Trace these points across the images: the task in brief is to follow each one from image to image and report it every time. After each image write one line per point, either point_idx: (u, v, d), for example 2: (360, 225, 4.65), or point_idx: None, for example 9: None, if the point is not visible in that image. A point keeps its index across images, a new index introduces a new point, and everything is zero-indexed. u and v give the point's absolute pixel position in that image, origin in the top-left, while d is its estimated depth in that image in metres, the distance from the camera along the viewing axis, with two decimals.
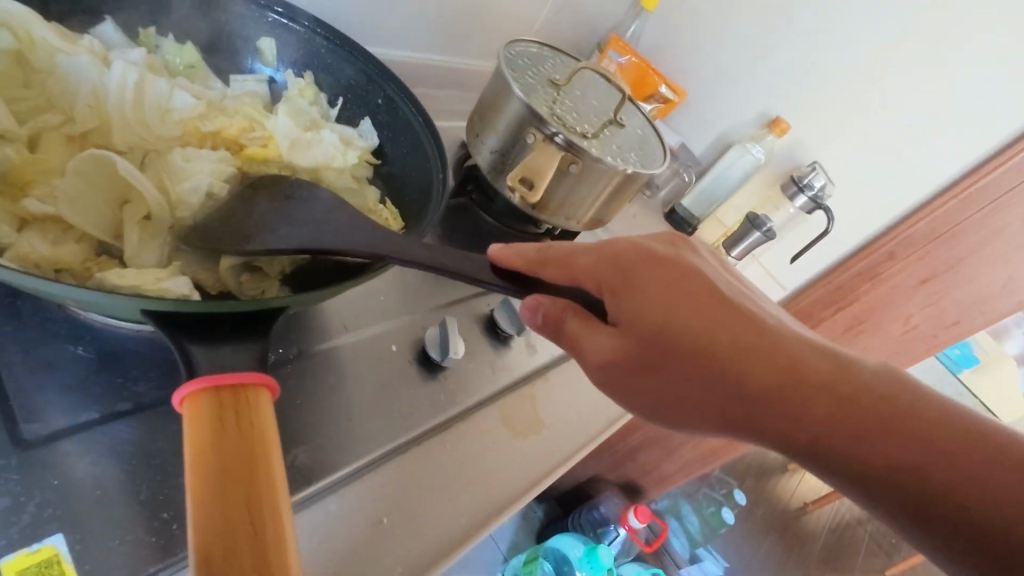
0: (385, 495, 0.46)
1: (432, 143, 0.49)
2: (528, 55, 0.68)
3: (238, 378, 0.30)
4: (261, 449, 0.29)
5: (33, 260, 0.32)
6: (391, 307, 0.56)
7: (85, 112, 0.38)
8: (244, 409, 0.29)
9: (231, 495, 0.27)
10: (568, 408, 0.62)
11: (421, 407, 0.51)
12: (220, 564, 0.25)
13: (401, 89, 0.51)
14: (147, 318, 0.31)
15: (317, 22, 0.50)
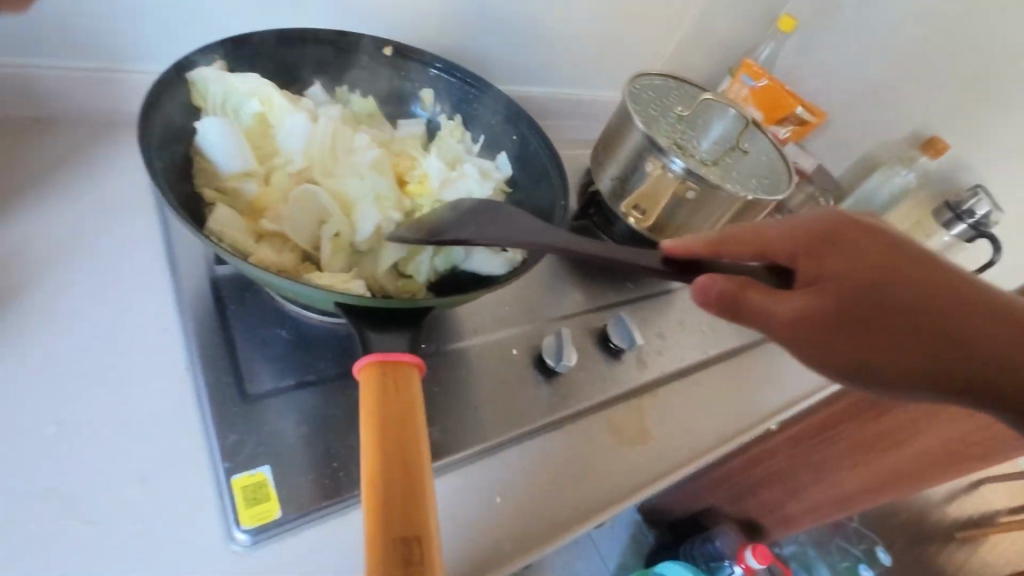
0: (501, 477, 0.53)
1: (557, 175, 0.56)
2: (652, 87, 0.72)
3: (400, 358, 0.39)
4: (414, 413, 0.37)
5: (266, 264, 0.45)
6: (515, 316, 0.64)
7: (299, 156, 0.50)
8: (403, 380, 0.38)
9: (389, 442, 0.35)
10: (674, 424, 0.64)
11: (535, 406, 0.58)
12: (383, 489, 0.34)
13: (535, 128, 0.59)
14: (339, 310, 0.42)
15: (467, 73, 0.60)
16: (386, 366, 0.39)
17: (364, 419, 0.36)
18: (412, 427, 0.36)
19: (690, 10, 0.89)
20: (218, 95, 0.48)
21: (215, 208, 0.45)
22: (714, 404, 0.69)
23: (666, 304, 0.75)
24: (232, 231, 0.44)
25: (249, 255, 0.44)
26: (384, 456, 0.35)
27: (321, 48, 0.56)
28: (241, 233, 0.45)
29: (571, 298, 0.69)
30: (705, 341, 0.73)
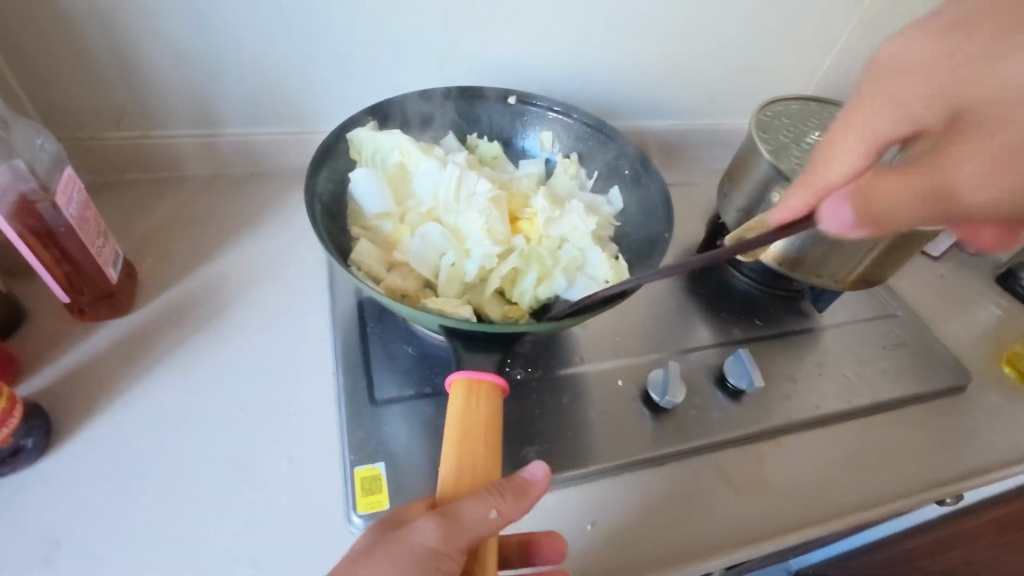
0: (594, 506, 0.53)
1: (664, 210, 0.57)
2: (786, 114, 0.68)
3: (484, 376, 0.45)
4: (491, 426, 0.43)
5: (394, 289, 0.53)
6: (625, 346, 0.64)
7: (430, 198, 0.59)
8: (485, 396, 0.44)
9: (464, 444, 0.41)
10: (799, 480, 0.58)
11: (638, 439, 0.57)
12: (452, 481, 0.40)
13: (647, 164, 0.60)
14: (443, 331, 0.48)
15: (584, 115, 0.64)
16: (472, 382, 0.45)
17: (448, 424, 0.43)
18: (488, 437, 0.42)
19: (847, 26, 0.82)
20: (370, 148, 0.58)
21: (358, 241, 0.55)
22: (855, 462, 0.61)
23: (803, 345, 0.68)
24: (369, 260, 0.54)
25: (380, 280, 0.53)
26: (461, 459, 0.40)
27: (456, 101, 0.64)
28: (375, 262, 0.54)
29: (689, 332, 0.67)
30: (849, 390, 0.65)
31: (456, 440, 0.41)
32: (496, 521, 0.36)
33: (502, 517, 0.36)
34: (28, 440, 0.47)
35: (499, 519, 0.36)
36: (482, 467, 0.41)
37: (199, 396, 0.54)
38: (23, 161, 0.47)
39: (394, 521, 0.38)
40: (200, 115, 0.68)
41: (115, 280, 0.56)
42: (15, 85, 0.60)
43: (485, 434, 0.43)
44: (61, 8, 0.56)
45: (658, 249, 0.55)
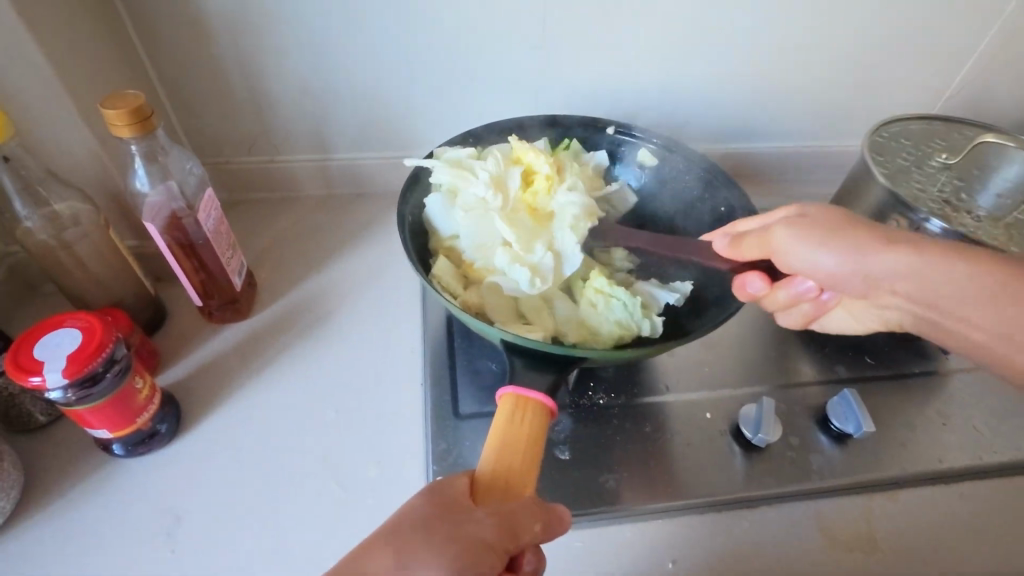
0: (677, 542, 0.50)
1: None
2: (906, 135, 0.62)
3: (531, 394, 0.45)
4: (531, 445, 0.42)
5: (472, 307, 0.57)
6: (716, 378, 0.61)
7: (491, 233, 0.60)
8: (531, 414, 0.44)
9: (502, 453, 0.42)
10: (916, 542, 0.52)
11: (728, 477, 0.53)
12: (486, 480, 0.41)
13: (743, 199, 0.60)
14: (502, 343, 0.50)
15: (682, 149, 0.64)
16: (519, 399, 0.45)
17: (489, 436, 0.43)
18: (525, 452, 0.42)
19: (984, 38, 0.74)
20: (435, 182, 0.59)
21: (438, 258, 0.58)
22: (985, 529, 0.53)
23: (923, 389, 0.61)
24: (447, 281, 0.57)
25: (458, 296, 0.56)
26: (497, 466, 0.41)
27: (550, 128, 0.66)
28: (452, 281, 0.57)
29: (785, 366, 0.63)
30: (978, 444, 0.57)
31: (495, 450, 0.42)
32: (538, 534, 0.38)
33: (543, 531, 0.38)
34: (162, 426, 0.53)
35: (541, 533, 0.38)
36: (513, 480, 0.41)
37: (300, 398, 0.58)
38: (175, 182, 0.55)
39: (451, 504, 0.38)
40: (317, 142, 0.75)
41: (239, 287, 0.62)
42: (173, 118, 0.69)
43: (526, 450, 0.42)
44: (213, 52, 0.65)
45: (745, 288, 0.54)
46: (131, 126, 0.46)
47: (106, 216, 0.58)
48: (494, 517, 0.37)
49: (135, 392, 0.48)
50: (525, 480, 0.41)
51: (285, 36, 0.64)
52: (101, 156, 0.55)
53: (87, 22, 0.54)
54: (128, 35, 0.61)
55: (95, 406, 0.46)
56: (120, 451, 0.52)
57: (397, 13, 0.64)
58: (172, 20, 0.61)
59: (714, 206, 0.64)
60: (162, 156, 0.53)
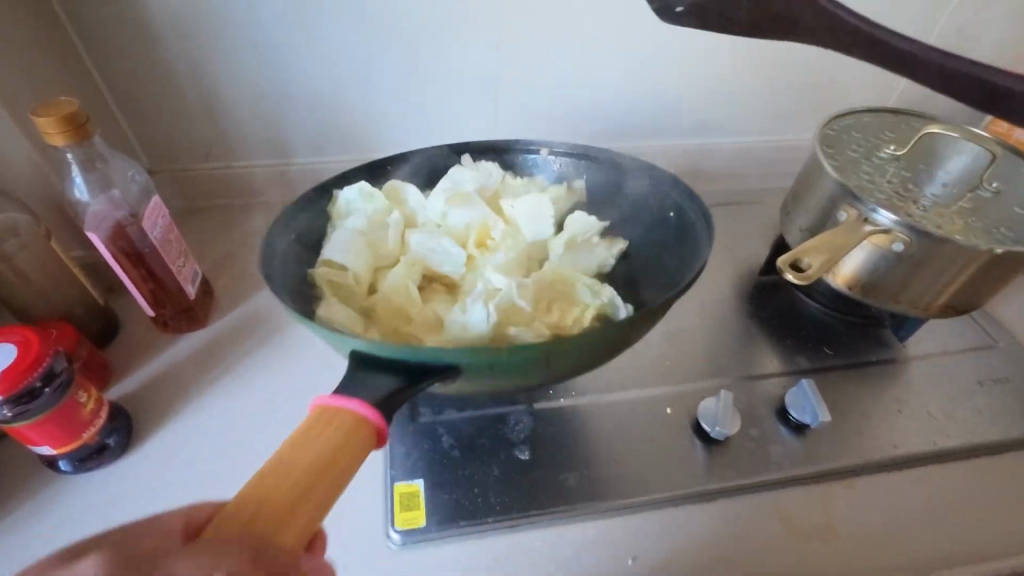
0: (639, 538, 0.50)
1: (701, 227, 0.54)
2: (857, 128, 0.63)
3: (346, 405, 0.38)
4: (333, 455, 0.35)
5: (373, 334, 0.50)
6: (676, 373, 0.61)
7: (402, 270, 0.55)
8: (341, 421, 0.37)
9: (294, 468, 0.34)
10: (874, 528, 0.52)
11: (688, 470, 0.54)
12: (246, 500, 0.31)
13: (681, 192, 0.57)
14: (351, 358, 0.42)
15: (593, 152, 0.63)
16: (329, 411, 0.37)
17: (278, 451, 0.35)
18: (296, 473, 0.33)
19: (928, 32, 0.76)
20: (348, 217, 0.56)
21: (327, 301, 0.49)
22: (941, 512, 0.54)
23: (881, 376, 0.62)
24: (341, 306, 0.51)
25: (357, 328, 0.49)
26: (284, 477, 0.33)
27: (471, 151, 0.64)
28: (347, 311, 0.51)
29: (747, 358, 0.63)
30: (933, 429, 0.58)
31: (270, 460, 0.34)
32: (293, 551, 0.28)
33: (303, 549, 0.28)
34: (111, 440, 0.52)
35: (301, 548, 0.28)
36: (275, 501, 0.31)
37: (257, 407, 0.57)
38: (117, 189, 0.54)
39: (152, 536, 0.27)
40: (275, 146, 0.74)
41: (192, 296, 0.61)
42: (122, 124, 0.68)
43: (311, 465, 0.34)
44: (160, 57, 0.63)
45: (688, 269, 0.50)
46: (64, 134, 0.45)
47: (49, 226, 0.57)
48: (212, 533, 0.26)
49: (79, 406, 0.47)
50: (287, 494, 0.32)
51: (233, 40, 0.63)
52: (40, 166, 0.53)
53: (23, 30, 0.53)
54: (70, 41, 0.60)
55: (35, 423, 0.45)
56: (67, 467, 0.51)
57: (348, 15, 0.64)
58: (115, 25, 0.60)
59: (662, 211, 0.60)
60: (102, 164, 0.52)
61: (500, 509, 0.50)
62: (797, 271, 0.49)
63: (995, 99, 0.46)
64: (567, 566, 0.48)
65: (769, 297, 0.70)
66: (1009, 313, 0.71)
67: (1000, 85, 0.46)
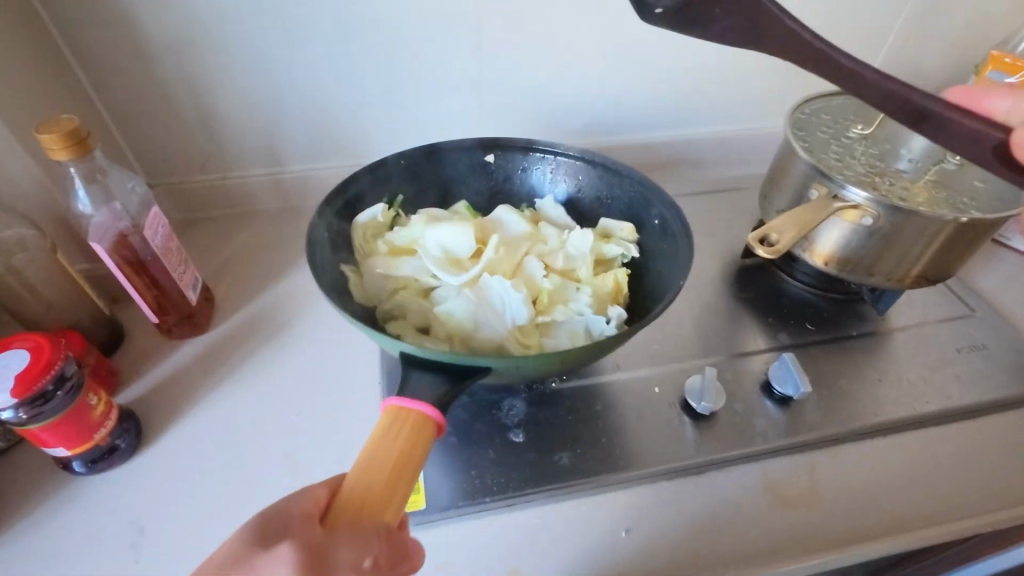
0: (631, 512, 0.52)
1: (686, 242, 0.54)
2: (826, 112, 0.66)
3: (416, 406, 0.41)
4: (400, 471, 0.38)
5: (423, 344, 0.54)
6: (663, 354, 0.63)
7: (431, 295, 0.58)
8: (409, 430, 0.40)
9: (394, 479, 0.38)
10: (857, 492, 0.55)
11: (677, 445, 0.56)
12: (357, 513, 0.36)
13: (672, 207, 0.57)
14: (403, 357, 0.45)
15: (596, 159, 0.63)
16: (400, 412, 0.41)
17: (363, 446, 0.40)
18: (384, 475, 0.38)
19: (896, 16, 0.78)
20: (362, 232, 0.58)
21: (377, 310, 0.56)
22: (923, 474, 0.56)
23: (861, 348, 0.65)
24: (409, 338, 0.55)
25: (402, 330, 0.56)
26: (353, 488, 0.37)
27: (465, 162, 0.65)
28: (412, 336, 0.55)
29: (733, 336, 0.65)
30: (912, 396, 0.60)
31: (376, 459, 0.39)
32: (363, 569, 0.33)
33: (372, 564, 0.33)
34: (122, 440, 0.54)
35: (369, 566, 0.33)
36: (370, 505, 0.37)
37: (254, 420, 0.58)
38: (119, 203, 0.56)
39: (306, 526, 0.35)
40: (268, 156, 0.76)
41: (195, 302, 0.64)
42: (120, 141, 0.70)
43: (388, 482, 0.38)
44: (154, 75, 0.66)
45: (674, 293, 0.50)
46: (68, 149, 0.47)
47: (54, 240, 0.59)
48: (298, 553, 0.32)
49: (90, 408, 0.49)
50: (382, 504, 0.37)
51: (224, 56, 0.66)
52: (44, 182, 0.56)
53: (23, 54, 0.55)
54: (68, 61, 0.62)
55: (49, 425, 0.47)
56: (81, 468, 0.53)
57: (335, 27, 0.66)
58: (110, 44, 0.63)
59: (650, 217, 0.61)
60: (102, 178, 0.55)
61: (497, 489, 0.52)
62: (766, 247, 0.52)
63: (922, 121, 0.45)
64: (564, 539, 0.50)
65: (753, 278, 0.72)
66: (986, 282, 0.73)
67: (930, 108, 0.44)
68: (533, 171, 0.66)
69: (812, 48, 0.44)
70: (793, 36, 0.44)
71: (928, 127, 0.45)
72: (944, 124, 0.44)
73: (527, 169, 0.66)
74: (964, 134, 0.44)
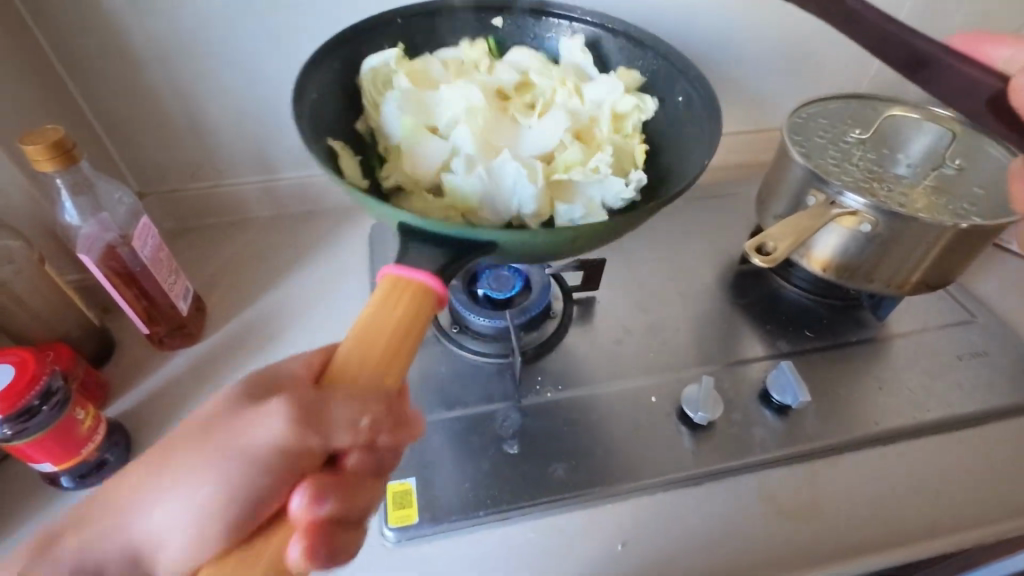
0: (628, 525, 0.51)
1: (712, 132, 0.52)
2: (823, 116, 0.65)
3: (325, 476, 0.33)
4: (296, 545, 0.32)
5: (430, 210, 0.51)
6: (660, 363, 0.62)
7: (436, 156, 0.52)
8: (319, 509, 0.32)
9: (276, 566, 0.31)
10: (857, 503, 0.54)
11: (675, 456, 0.55)
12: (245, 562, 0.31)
13: (700, 88, 0.55)
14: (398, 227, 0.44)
15: (625, 28, 0.60)
16: (306, 477, 0.33)
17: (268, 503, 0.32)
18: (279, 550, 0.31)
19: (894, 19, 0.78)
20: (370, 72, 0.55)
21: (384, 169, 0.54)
22: (924, 484, 0.55)
23: (860, 355, 0.64)
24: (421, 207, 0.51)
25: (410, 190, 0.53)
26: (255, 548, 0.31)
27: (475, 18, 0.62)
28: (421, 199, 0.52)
29: (731, 344, 0.64)
30: (912, 404, 0.60)
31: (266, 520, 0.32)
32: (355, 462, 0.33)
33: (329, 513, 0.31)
34: (111, 455, 0.53)
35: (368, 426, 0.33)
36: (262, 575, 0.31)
37: None
38: (107, 213, 0.56)
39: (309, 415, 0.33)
40: (261, 163, 0.76)
41: (186, 312, 0.63)
42: (110, 149, 0.70)
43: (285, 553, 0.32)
44: (143, 82, 0.65)
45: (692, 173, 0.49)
46: (53, 161, 0.46)
47: (43, 251, 0.59)
48: (287, 409, 0.33)
49: (77, 423, 0.49)
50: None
51: (213, 62, 0.65)
52: (32, 193, 0.55)
53: (9, 64, 0.55)
54: (56, 69, 0.62)
55: (34, 440, 0.46)
56: (69, 483, 0.52)
57: (327, 34, 0.66)
58: (98, 52, 0.62)
59: (672, 96, 0.58)
60: (89, 188, 0.54)
61: (491, 502, 0.51)
62: (763, 255, 0.51)
63: (921, 68, 0.44)
64: (559, 554, 0.49)
65: (752, 285, 0.71)
66: (986, 287, 0.72)
67: (929, 51, 0.43)
68: (547, 37, 0.63)
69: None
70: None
71: (927, 73, 0.44)
72: (941, 71, 0.43)
73: (543, 37, 0.63)
74: (963, 82, 0.43)
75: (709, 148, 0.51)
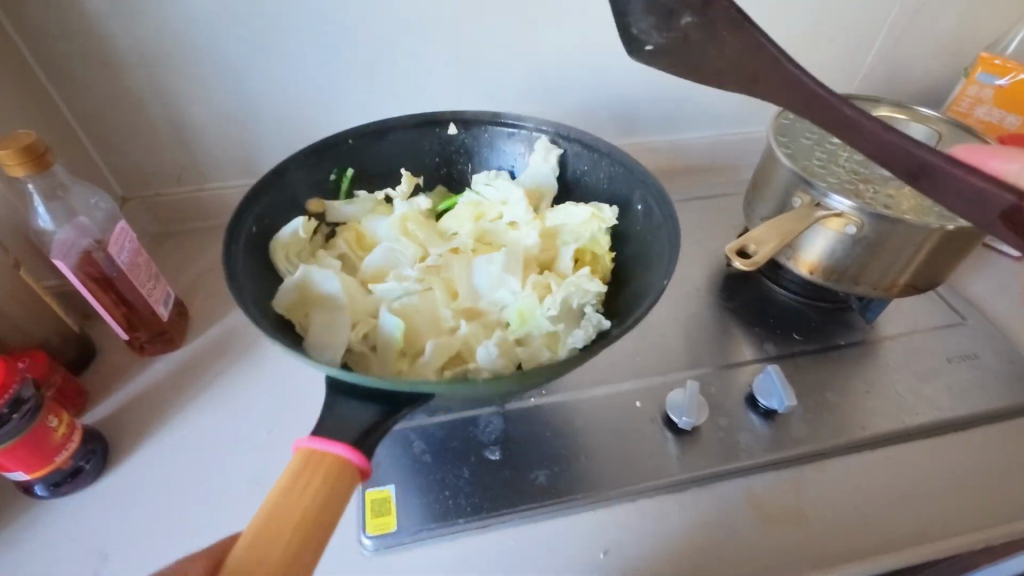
0: (610, 532, 0.51)
1: (669, 252, 0.52)
2: (809, 117, 0.65)
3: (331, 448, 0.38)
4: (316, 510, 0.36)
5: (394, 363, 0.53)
6: (646, 367, 0.61)
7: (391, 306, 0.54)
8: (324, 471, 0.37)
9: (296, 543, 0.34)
10: (844, 508, 0.53)
11: (659, 462, 0.54)
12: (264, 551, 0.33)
13: (652, 189, 0.56)
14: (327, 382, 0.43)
15: (570, 132, 0.62)
16: (311, 455, 0.38)
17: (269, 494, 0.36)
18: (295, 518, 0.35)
19: (883, 18, 0.77)
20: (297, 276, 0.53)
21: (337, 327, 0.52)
22: (912, 489, 0.54)
23: (848, 359, 0.63)
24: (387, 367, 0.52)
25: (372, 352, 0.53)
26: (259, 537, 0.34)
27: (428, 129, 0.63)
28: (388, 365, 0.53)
29: (717, 348, 0.64)
30: (901, 408, 0.59)
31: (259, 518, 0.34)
32: None
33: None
34: (87, 463, 0.52)
35: None
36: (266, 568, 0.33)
37: (223, 441, 0.56)
38: (84, 218, 0.55)
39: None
40: (245, 166, 0.75)
41: (166, 318, 0.62)
42: (92, 154, 0.69)
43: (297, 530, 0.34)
44: (123, 86, 0.65)
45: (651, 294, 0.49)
46: (24, 165, 0.46)
47: (21, 257, 0.58)
48: None
49: (50, 431, 0.48)
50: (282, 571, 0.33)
51: (194, 66, 0.65)
52: (9, 199, 0.55)
53: None
54: (34, 74, 0.61)
55: (5, 449, 0.46)
56: (43, 492, 0.51)
57: (309, 37, 0.65)
58: (77, 56, 0.61)
59: (627, 200, 0.60)
60: (64, 193, 0.54)
61: (471, 510, 0.50)
62: (745, 258, 0.50)
63: (919, 177, 0.43)
64: (540, 563, 0.49)
65: (740, 287, 0.70)
66: (977, 288, 0.72)
67: (931, 163, 0.42)
68: (502, 150, 0.65)
69: (809, 92, 0.45)
70: (782, 71, 0.45)
71: (927, 183, 0.43)
72: (942, 182, 0.42)
73: (497, 150, 0.65)
74: (969, 194, 0.41)
75: (668, 221, 0.53)
